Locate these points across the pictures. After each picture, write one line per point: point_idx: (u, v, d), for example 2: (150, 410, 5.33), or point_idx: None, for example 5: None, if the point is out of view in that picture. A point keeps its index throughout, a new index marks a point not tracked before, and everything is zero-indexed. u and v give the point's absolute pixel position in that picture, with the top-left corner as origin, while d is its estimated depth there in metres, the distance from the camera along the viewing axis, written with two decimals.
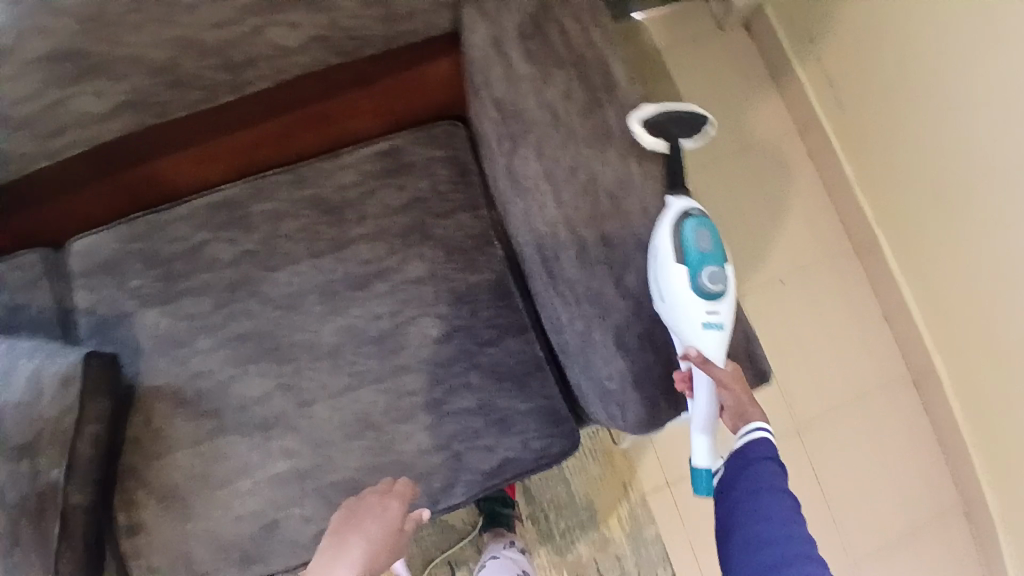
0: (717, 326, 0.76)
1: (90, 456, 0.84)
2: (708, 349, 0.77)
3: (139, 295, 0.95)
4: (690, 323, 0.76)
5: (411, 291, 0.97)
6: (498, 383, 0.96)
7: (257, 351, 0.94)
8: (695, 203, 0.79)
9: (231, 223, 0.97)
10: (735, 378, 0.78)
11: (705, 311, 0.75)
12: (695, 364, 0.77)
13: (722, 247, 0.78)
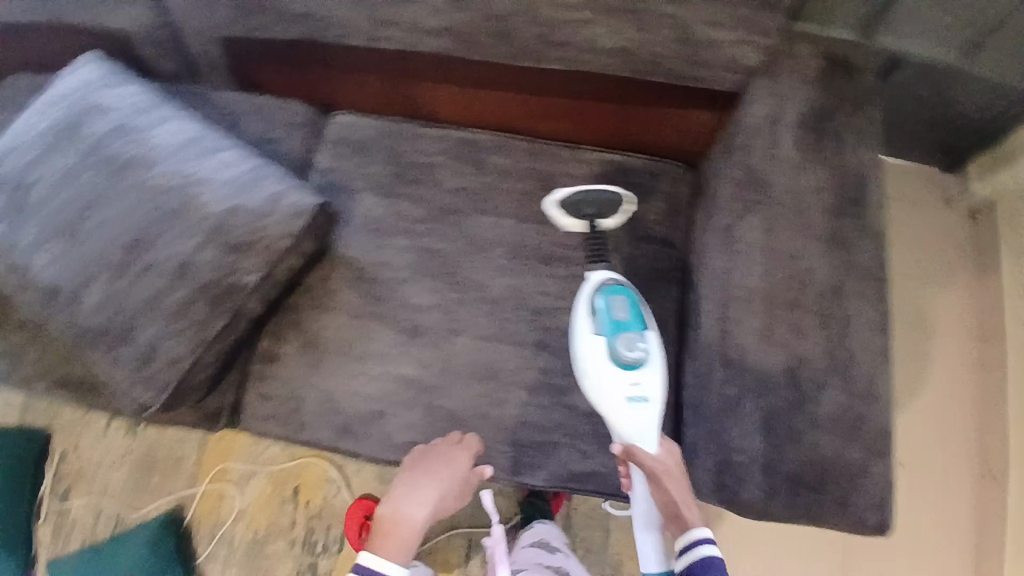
0: (642, 400, 0.87)
1: (279, 281, 0.92)
2: (636, 427, 0.88)
3: (369, 179, 1.09)
4: (614, 403, 0.88)
5: (583, 288, 1.03)
6: None
7: (436, 268, 1.04)
8: (612, 277, 0.95)
9: (467, 159, 1.09)
10: (658, 477, 0.86)
11: (624, 385, 0.87)
12: (627, 451, 0.88)
13: (639, 317, 0.92)
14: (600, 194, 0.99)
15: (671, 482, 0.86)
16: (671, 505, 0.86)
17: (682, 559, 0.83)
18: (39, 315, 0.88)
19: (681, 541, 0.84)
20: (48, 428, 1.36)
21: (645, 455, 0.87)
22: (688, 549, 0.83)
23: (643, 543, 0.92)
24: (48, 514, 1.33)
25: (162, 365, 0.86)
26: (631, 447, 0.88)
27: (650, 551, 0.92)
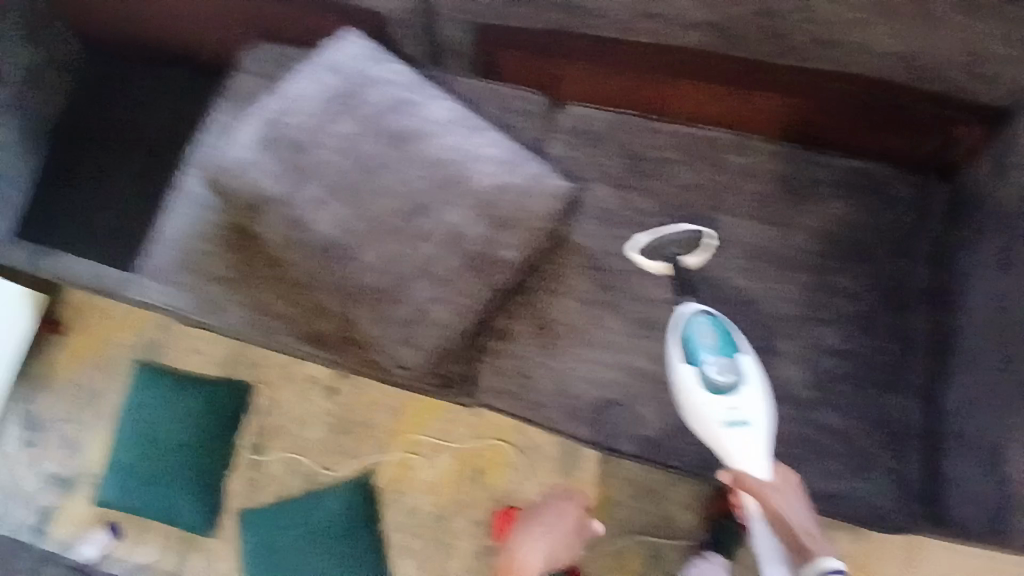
0: (743, 424, 0.90)
1: (528, 260, 0.93)
2: (739, 451, 0.89)
3: (602, 170, 1.07)
4: (717, 429, 0.90)
5: (826, 299, 1.01)
6: (862, 421, 0.97)
7: (671, 264, 1.02)
8: (698, 307, 0.97)
9: (703, 156, 1.06)
10: (768, 498, 0.87)
11: (728, 410, 0.90)
12: (737, 479, 0.89)
13: (727, 343, 0.94)
14: (676, 233, 1.00)
15: (786, 501, 0.88)
16: (794, 529, 0.87)
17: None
18: (315, 271, 0.93)
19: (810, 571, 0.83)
20: (248, 384, 1.45)
21: (754, 479, 0.88)
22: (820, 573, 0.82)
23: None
24: (241, 465, 1.42)
25: (432, 325, 0.91)
26: (739, 473, 0.89)
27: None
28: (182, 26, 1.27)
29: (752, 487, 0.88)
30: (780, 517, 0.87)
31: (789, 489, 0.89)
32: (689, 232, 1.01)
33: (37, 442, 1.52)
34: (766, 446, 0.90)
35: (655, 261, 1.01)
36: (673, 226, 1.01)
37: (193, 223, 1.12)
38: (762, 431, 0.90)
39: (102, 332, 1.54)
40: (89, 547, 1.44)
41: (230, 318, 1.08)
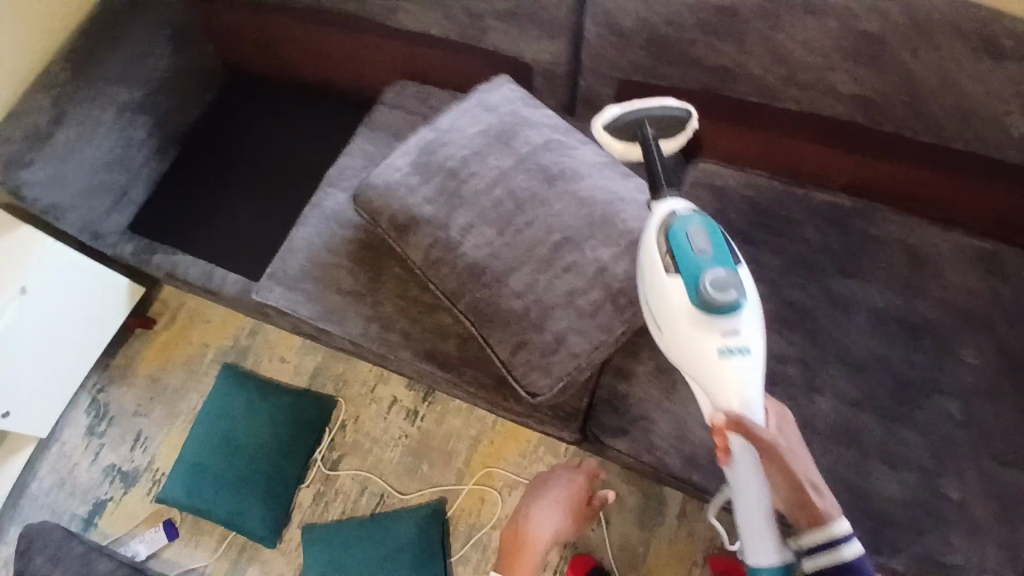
0: (741, 352, 0.71)
1: None
2: (738, 391, 0.72)
3: (731, 224, 1.11)
4: (710, 357, 0.72)
5: (952, 370, 0.98)
6: (997, 504, 0.91)
7: (797, 321, 1.03)
8: (688, 207, 0.78)
9: (832, 220, 1.09)
10: (773, 455, 0.71)
11: (720, 336, 0.71)
12: (734, 422, 0.70)
13: (723, 248, 0.74)
14: (661, 111, 0.91)
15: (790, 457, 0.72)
16: (797, 489, 0.74)
17: (823, 561, 0.74)
18: (454, 291, 0.97)
19: (818, 538, 0.74)
20: (334, 397, 1.44)
21: (756, 430, 0.70)
22: (833, 551, 0.73)
23: (754, 542, 0.77)
24: (314, 478, 1.39)
25: (565, 356, 0.92)
26: (742, 419, 0.70)
27: (764, 547, 0.77)
28: (338, 61, 1.41)
29: (755, 441, 0.70)
30: (785, 478, 0.73)
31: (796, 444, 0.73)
32: (676, 109, 0.91)
33: (105, 434, 1.50)
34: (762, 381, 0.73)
35: (620, 138, 0.94)
36: (659, 102, 0.91)
37: (326, 237, 1.16)
38: (761, 364, 0.73)
39: (192, 331, 1.57)
40: (140, 546, 1.38)
41: (350, 329, 1.11)
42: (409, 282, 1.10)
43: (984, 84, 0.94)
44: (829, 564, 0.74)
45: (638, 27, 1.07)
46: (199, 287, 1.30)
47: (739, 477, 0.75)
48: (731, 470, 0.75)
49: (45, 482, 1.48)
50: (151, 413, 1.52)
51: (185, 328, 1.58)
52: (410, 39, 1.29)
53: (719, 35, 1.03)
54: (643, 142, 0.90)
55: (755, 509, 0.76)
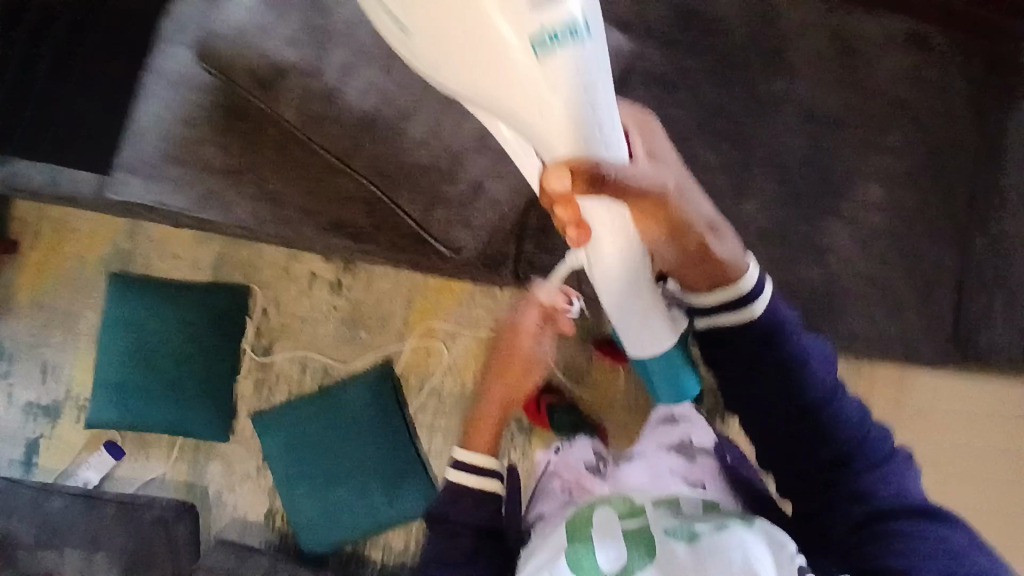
0: (568, 40, 0.46)
1: None
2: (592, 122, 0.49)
3: (649, 26, 0.98)
4: (529, 67, 0.46)
5: (874, 157, 0.98)
6: (902, 275, 0.98)
7: (722, 126, 0.97)
8: None
9: (754, 8, 0.99)
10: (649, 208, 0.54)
11: (535, 18, 0.45)
12: (574, 162, 0.49)
13: None
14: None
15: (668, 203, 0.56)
16: (684, 243, 0.58)
17: (739, 320, 0.59)
18: (346, 151, 0.83)
19: (716, 300, 0.59)
20: (246, 285, 1.34)
21: (620, 177, 0.51)
22: (749, 307, 0.59)
23: (643, 320, 0.61)
24: (249, 369, 1.34)
25: (486, 204, 0.87)
26: (600, 168, 0.49)
27: (656, 324, 0.61)
28: None
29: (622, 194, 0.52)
30: (653, 224, 0.57)
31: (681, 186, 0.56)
32: None
33: (10, 373, 1.37)
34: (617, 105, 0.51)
35: None
36: None
37: (173, 105, 0.95)
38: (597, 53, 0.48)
39: (65, 244, 1.39)
40: (89, 472, 1.32)
41: (238, 214, 0.96)
42: (290, 145, 0.92)
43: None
44: (739, 326, 0.60)
45: None
46: (45, 197, 1.07)
47: (613, 252, 0.58)
48: (590, 240, 0.58)
49: None
50: (52, 341, 1.38)
51: (57, 243, 1.38)
52: None
53: None
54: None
55: (638, 282, 0.59)
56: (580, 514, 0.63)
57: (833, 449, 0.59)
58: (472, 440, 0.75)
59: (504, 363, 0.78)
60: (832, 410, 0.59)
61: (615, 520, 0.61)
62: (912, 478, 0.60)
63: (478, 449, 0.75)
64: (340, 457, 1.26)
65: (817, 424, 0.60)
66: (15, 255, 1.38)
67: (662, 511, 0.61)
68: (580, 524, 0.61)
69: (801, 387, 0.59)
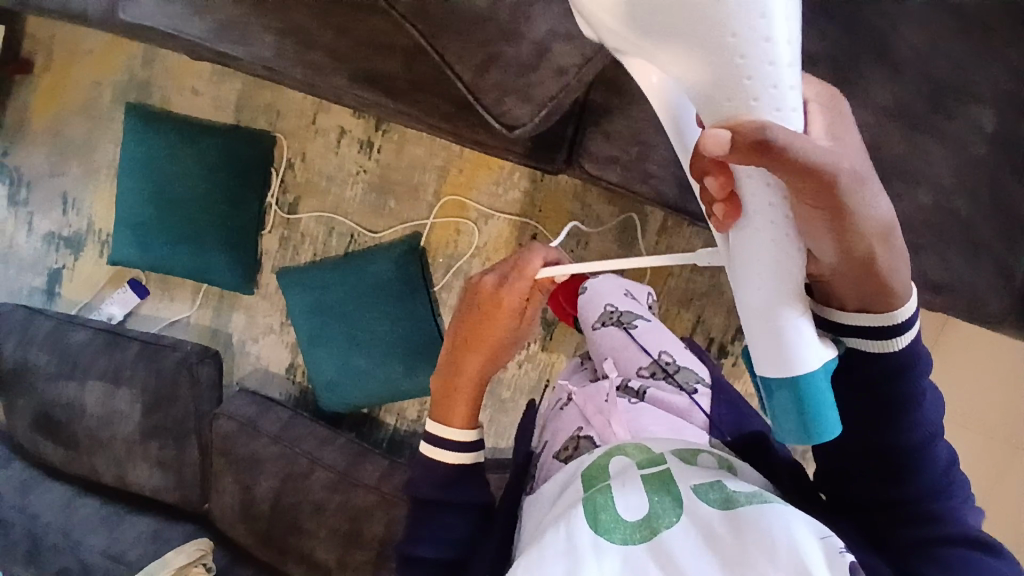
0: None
1: None
2: (758, 78, 0.38)
3: None
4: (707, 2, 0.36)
5: (993, 70, 0.83)
6: (999, 214, 0.83)
7: (831, 9, 0.82)
8: None
9: None
10: (838, 196, 0.41)
11: None
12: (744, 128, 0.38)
13: None
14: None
15: (857, 195, 0.42)
16: (857, 252, 0.45)
17: (875, 346, 0.54)
18: None
19: (858, 316, 0.51)
20: (270, 132, 1.25)
21: (809, 150, 0.38)
22: (887, 337, 0.53)
23: (789, 334, 0.46)
24: (275, 224, 1.29)
25: (549, 72, 0.71)
26: (777, 131, 0.37)
27: (804, 340, 0.46)
28: None
29: (810, 175, 0.39)
30: (826, 215, 0.42)
31: (872, 179, 0.43)
32: None
33: (30, 202, 1.35)
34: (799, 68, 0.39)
35: None
36: None
37: None
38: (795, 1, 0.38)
39: (77, 67, 1.31)
40: (113, 308, 1.34)
41: (259, 51, 0.85)
42: None
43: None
44: (874, 353, 0.54)
45: None
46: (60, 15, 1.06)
47: (765, 240, 0.44)
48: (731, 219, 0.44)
49: None
50: (69, 173, 1.33)
51: (69, 65, 1.31)
52: None
53: None
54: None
55: (785, 282, 0.45)
56: (597, 464, 0.64)
57: (900, 423, 0.57)
58: (448, 416, 0.72)
59: (473, 336, 0.71)
60: (920, 395, 0.56)
61: (631, 466, 0.62)
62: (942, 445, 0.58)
63: (454, 425, 0.72)
64: (366, 351, 1.24)
65: (898, 406, 0.56)
66: (32, 77, 1.33)
67: (680, 462, 0.62)
68: (597, 472, 0.63)
69: (900, 374, 0.55)
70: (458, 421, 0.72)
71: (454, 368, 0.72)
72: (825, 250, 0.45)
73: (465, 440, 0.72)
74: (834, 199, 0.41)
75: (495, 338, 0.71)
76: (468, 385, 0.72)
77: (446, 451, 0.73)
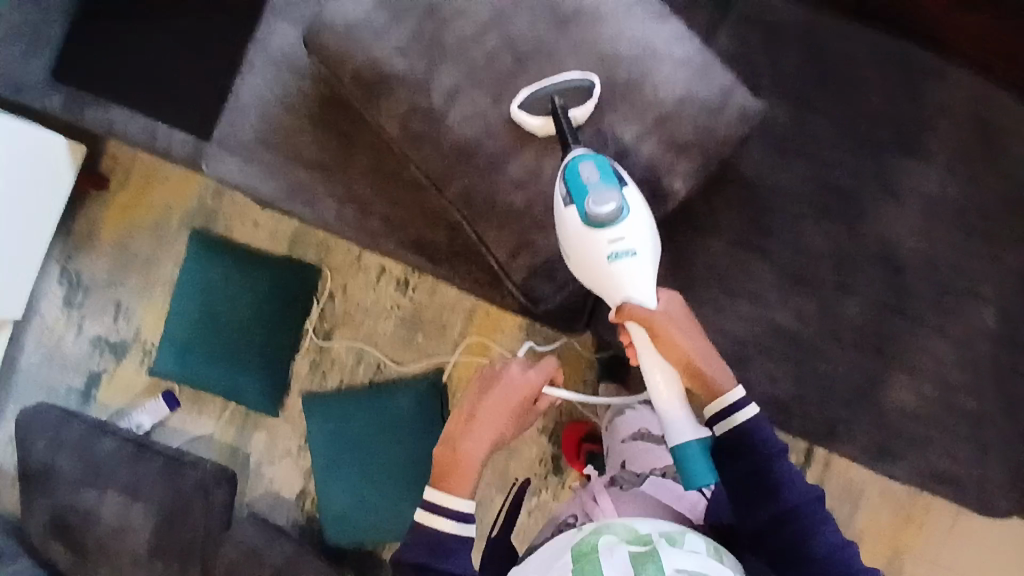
0: (631, 255, 0.71)
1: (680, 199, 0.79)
2: (629, 292, 0.72)
3: (782, 86, 0.88)
4: (602, 267, 0.71)
5: (993, 274, 0.86)
6: (998, 410, 0.86)
7: (839, 210, 0.87)
8: (573, 83, 0.73)
9: (904, 85, 0.87)
10: (665, 333, 0.71)
11: (608, 240, 0.70)
12: (621, 311, 0.71)
13: (615, 178, 0.71)
14: (564, 82, 0.73)
15: (678, 332, 0.72)
16: (693, 367, 0.73)
17: (722, 428, 0.74)
18: (441, 176, 0.79)
19: (718, 407, 0.74)
20: (317, 265, 1.36)
21: (644, 310, 0.71)
22: (733, 415, 0.73)
23: (669, 415, 0.73)
24: (309, 349, 1.37)
25: None
26: (625, 301, 0.72)
27: (681, 420, 0.73)
28: None
29: (642, 320, 0.71)
30: (668, 345, 0.71)
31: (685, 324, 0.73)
32: None
33: (84, 305, 1.41)
34: (648, 275, 0.72)
35: None
36: None
37: (277, 87, 0.95)
38: (650, 261, 0.72)
39: (150, 189, 1.41)
40: (142, 417, 1.37)
41: (322, 212, 0.97)
42: (385, 155, 0.94)
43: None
44: (729, 434, 0.74)
45: None
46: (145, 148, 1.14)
47: (642, 356, 0.73)
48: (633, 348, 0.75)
49: (34, 355, 1.42)
50: (127, 283, 1.41)
51: (143, 189, 1.41)
52: None
53: None
54: (554, 117, 0.73)
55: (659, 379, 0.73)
56: (585, 540, 0.70)
57: (762, 500, 0.72)
58: (448, 484, 0.77)
59: (478, 410, 0.81)
60: (778, 474, 0.72)
61: (619, 543, 0.68)
62: (811, 506, 0.72)
63: (452, 494, 0.77)
64: (380, 485, 1.26)
65: (768, 473, 0.72)
66: (107, 193, 1.42)
67: (666, 544, 0.68)
68: (586, 548, 0.69)
69: (753, 449, 0.73)
70: (462, 481, 0.77)
71: (466, 431, 0.80)
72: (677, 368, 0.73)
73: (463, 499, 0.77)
74: (657, 329, 0.71)
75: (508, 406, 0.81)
76: (478, 448, 0.79)
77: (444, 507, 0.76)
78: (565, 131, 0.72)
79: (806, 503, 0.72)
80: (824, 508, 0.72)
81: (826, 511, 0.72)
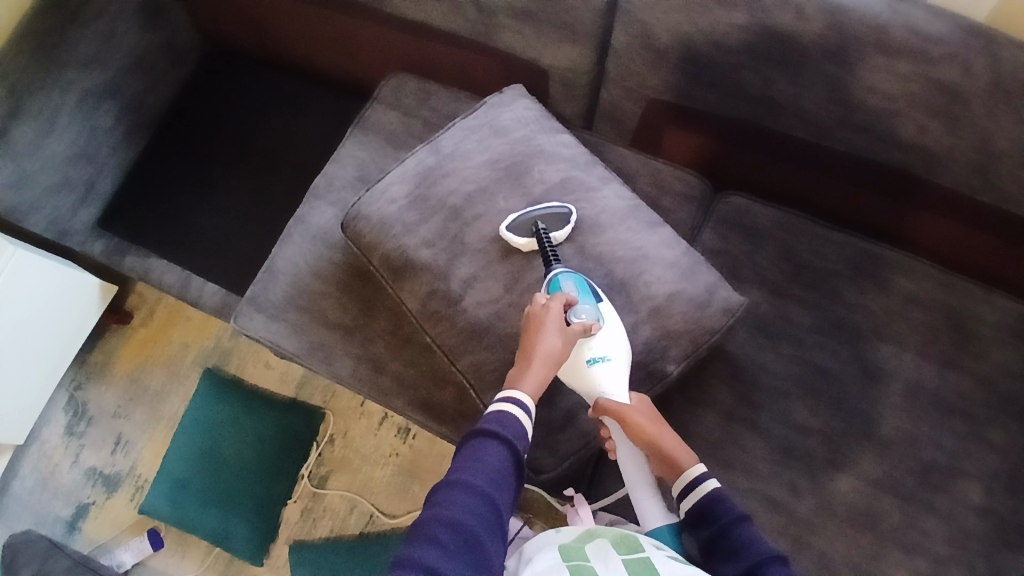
0: (606, 361, 0.80)
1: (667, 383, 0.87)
2: (606, 394, 0.80)
3: (759, 273, 1.00)
4: (584, 374, 0.80)
5: (975, 451, 0.89)
6: None
7: (822, 388, 0.93)
8: (546, 215, 0.88)
9: (868, 275, 0.99)
10: (634, 423, 0.79)
11: (585, 347, 0.79)
12: (599, 409, 0.79)
13: (593, 293, 0.82)
14: (547, 210, 0.88)
15: (647, 423, 0.80)
16: (660, 453, 0.81)
17: (689, 502, 0.80)
18: (454, 349, 0.88)
19: (682, 483, 0.80)
20: (322, 409, 1.39)
21: (615, 405, 0.79)
22: (695, 489, 0.79)
23: (643, 503, 0.83)
24: (302, 494, 1.34)
25: (576, 432, 0.87)
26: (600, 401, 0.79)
27: (653, 508, 0.83)
28: (338, 57, 1.29)
29: (615, 417, 0.79)
30: (640, 437, 0.80)
31: (649, 414, 0.82)
32: None
33: (85, 435, 1.41)
34: (622, 377, 0.81)
35: None
36: None
37: (312, 259, 1.07)
38: (622, 366, 0.81)
39: (171, 329, 1.47)
40: (125, 554, 1.31)
41: (337, 369, 1.03)
42: (402, 320, 1.02)
43: (1021, 133, 0.82)
44: (697, 503, 0.79)
45: (674, 44, 0.94)
46: (175, 295, 1.21)
47: (620, 446, 0.84)
48: (612, 440, 0.84)
49: (28, 481, 1.40)
50: (131, 416, 1.42)
51: (164, 326, 1.48)
52: (412, 30, 1.15)
53: (772, 64, 0.90)
54: (536, 238, 0.86)
55: (635, 475, 0.84)
56: (574, 546, 0.76)
57: (723, 564, 0.75)
58: (495, 416, 0.76)
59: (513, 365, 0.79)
60: (718, 525, 0.77)
61: (608, 549, 0.74)
62: (747, 541, 0.75)
63: (492, 427, 0.75)
64: None
65: (711, 527, 0.78)
66: (127, 327, 1.48)
67: (653, 549, 0.75)
68: (575, 552, 0.75)
69: (713, 517, 0.78)
70: (494, 438, 0.74)
71: (519, 372, 0.78)
72: (647, 450, 0.81)
73: (492, 466, 0.72)
74: (630, 420, 0.79)
75: (559, 357, 0.76)
76: (529, 395, 0.76)
77: (470, 478, 0.71)
78: (547, 249, 0.85)
79: (766, 565, 0.73)
80: (760, 543, 0.75)
81: (760, 543, 0.75)
